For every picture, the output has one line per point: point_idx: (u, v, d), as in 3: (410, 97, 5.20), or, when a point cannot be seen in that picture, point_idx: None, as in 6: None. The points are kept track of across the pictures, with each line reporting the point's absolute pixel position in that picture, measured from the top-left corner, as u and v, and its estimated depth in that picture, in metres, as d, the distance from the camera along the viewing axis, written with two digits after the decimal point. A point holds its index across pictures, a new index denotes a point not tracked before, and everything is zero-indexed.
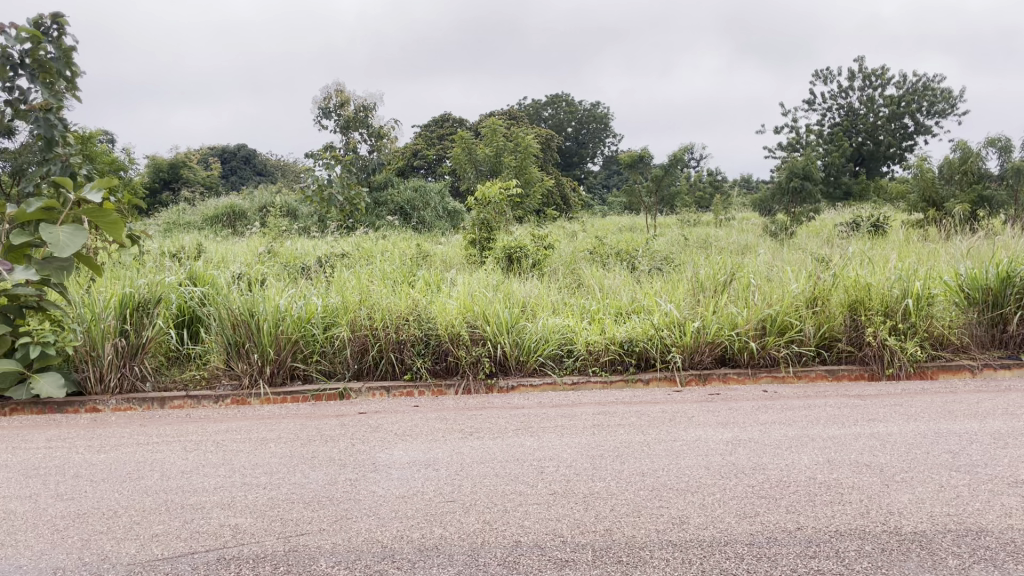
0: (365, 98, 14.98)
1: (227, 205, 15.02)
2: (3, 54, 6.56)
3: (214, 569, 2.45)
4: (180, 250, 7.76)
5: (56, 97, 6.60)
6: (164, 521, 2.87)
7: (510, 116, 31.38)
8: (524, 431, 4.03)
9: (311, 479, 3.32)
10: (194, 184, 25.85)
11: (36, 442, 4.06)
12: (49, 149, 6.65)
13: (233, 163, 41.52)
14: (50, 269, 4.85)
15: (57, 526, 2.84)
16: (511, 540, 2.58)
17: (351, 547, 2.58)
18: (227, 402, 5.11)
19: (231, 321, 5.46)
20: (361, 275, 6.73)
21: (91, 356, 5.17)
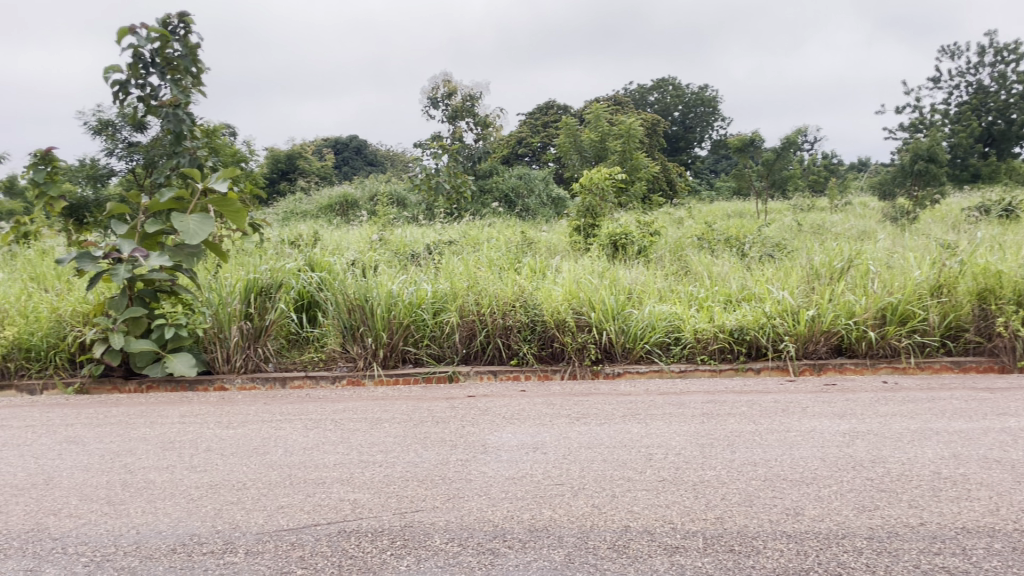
0: (472, 87, 15.12)
1: (341, 194, 15.53)
2: (137, 54, 7.03)
3: (335, 541, 2.57)
4: (298, 237, 8.09)
5: (183, 93, 7.03)
6: (288, 494, 3.03)
7: (616, 102, 31.08)
8: (631, 418, 4.02)
9: (424, 459, 3.42)
10: (310, 174, 26.88)
11: (171, 417, 4.35)
12: (179, 143, 7.12)
13: (346, 154, 42.90)
14: (181, 255, 5.24)
15: (192, 496, 3.04)
16: (620, 525, 2.60)
17: (463, 525, 2.65)
18: (343, 383, 5.31)
19: (347, 306, 5.69)
20: (469, 262, 6.86)
21: (219, 338, 5.51)
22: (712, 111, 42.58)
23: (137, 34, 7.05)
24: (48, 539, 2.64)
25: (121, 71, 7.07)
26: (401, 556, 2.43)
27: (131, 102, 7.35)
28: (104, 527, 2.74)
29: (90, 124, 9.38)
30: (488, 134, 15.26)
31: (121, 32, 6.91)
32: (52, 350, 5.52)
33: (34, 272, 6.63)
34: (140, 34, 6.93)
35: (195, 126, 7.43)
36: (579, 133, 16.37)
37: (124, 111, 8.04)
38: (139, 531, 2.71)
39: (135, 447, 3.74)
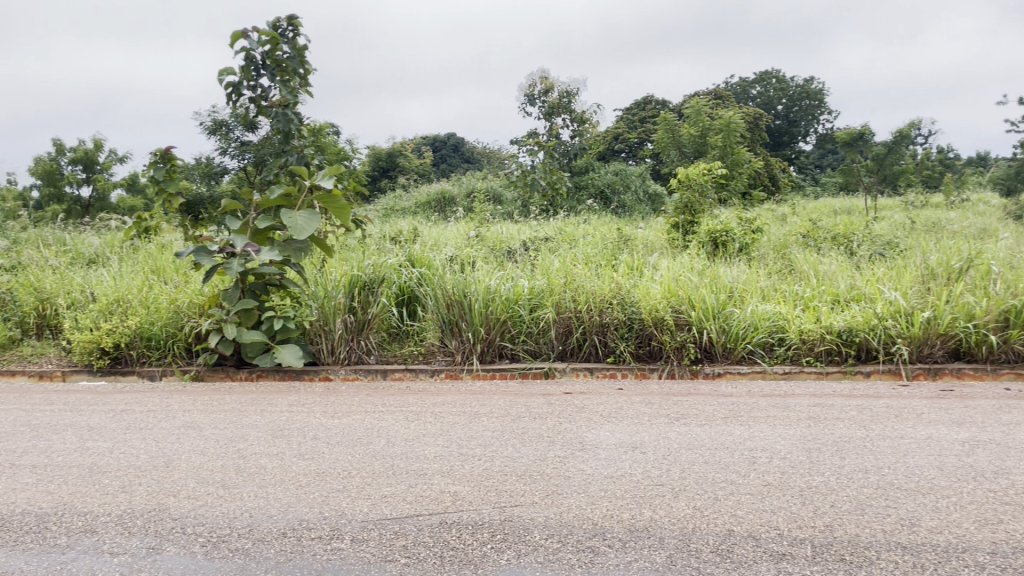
0: (568, 84, 15.08)
1: (439, 192, 15.78)
2: (249, 57, 7.33)
3: (437, 532, 2.61)
4: (398, 234, 8.27)
5: (291, 94, 7.29)
6: (391, 484, 3.10)
7: (717, 96, 30.42)
8: (733, 419, 3.93)
9: (522, 454, 3.44)
10: (409, 171, 27.41)
11: (280, 406, 4.52)
12: (287, 142, 7.39)
13: (444, 152, 43.57)
14: (290, 250, 5.44)
15: (300, 482, 3.15)
16: (724, 528, 2.54)
17: (562, 522, 2.65)
18: (441, 376, 5.41)
19: (446, 301, 5.77)
20: (566, 258, 6.84)
21: (324, 330, 5.70)
22: (817, 104, 41.11)
23: (249, 37, 7.35)
24: (169, 519, 2.79)
25: (234, 73, 7.38)
26: (501, 550, 2.45)
27: (243, 103, 7.66)
28: (220, 509, 2.87)
29: (206, 125, 9.84)
30: (584, 130, 15.35)
31: (235, 36, 7.21)
32: (171, 340, 5.84)
33: (154, 265, 7.01)
34: (252, 37, 7.22)
35: (302, 126, 7.70)
36: (678, 129, 16.11)
37: (237, 112, 8.39)
38: (252, 514, 2.82)
39: (246, 433, 3.90)
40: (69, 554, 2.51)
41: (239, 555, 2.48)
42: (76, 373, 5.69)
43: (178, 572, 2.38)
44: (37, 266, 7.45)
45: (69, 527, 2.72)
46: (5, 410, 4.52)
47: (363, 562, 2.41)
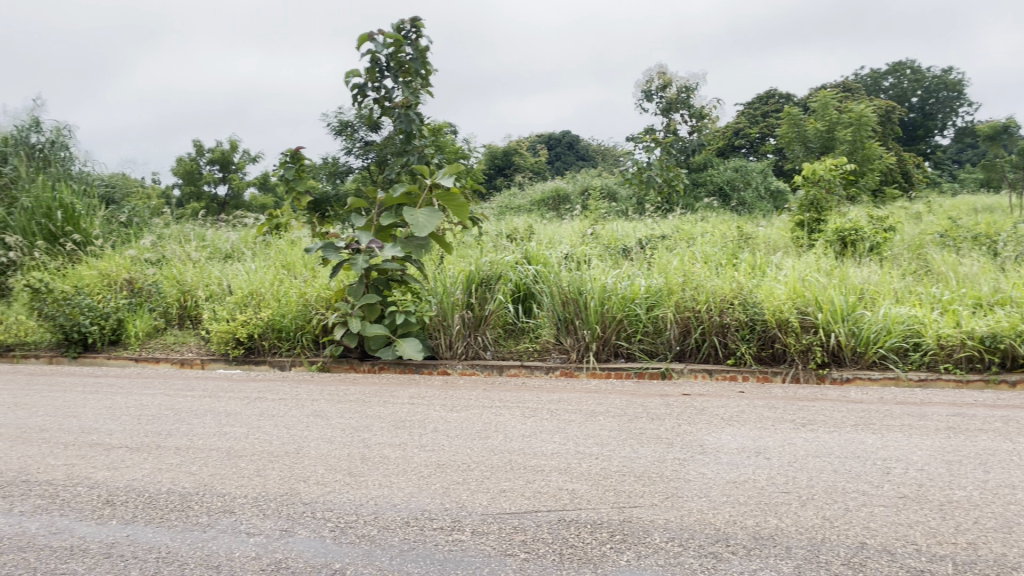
0: (687, 79, 14.79)
1: (554, 189, 15.82)
2: (374, 59, 7.56)
3: (556, 529, 2.62)
4: (514, 231, 8.34)
5: (413, 95, 7.49)
6: (509, 479, 3.12)
7: (845, 89, 29.14)
8: (863, 427, 3.75)
9: (641, 455, 3.40)
10: (525, 169, 27.61)
11: (401, 398, 4.65)
12: (409, 142, 7.58)
13: (559, 149, 43.66)
14: (411, 247, 5.61)
15: (422, 473, 3.23)
16: (855, 540, 2.43)
17: (684, 525, 2.60)
18: (557, 374, 5.43)
19: (562, 298, 5.77)
20: (685, 257, 6.71)
21: (443, 325, 5.84)
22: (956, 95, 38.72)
23: (375, 40, 7.58)
24: (300, 503, 2.92)
25: (360, 75, 7.64)
26: (621, 550, 2.42)
27: (368, 104, 7.92)
28: (347, 496, 2.98)
29: (332, 126, 10.24)
30: (703, 126, 14.87)
31: (361, 39, 7.47)
32: (300, 331, 6.11)
33: (285, 260, 7.35)
34: (378, 40, 7.45)
35: (424, 126, 7.90)
36: (804, 123, 15.54)
37: (362, 113, 8.68)
38: (376, 502, 2.91)
39: (371, 424, 4.03)
40: (210, 533, 2.66)
41: (365, 542, 2.57)
42: (213, 361, 6.05)
43: (309, 555, 2.48)
44: (180, 260, 7.97)
45: (209, 507, 2.89)
46: (152, 394, 4.86)
47: (484, 555, 2.44)
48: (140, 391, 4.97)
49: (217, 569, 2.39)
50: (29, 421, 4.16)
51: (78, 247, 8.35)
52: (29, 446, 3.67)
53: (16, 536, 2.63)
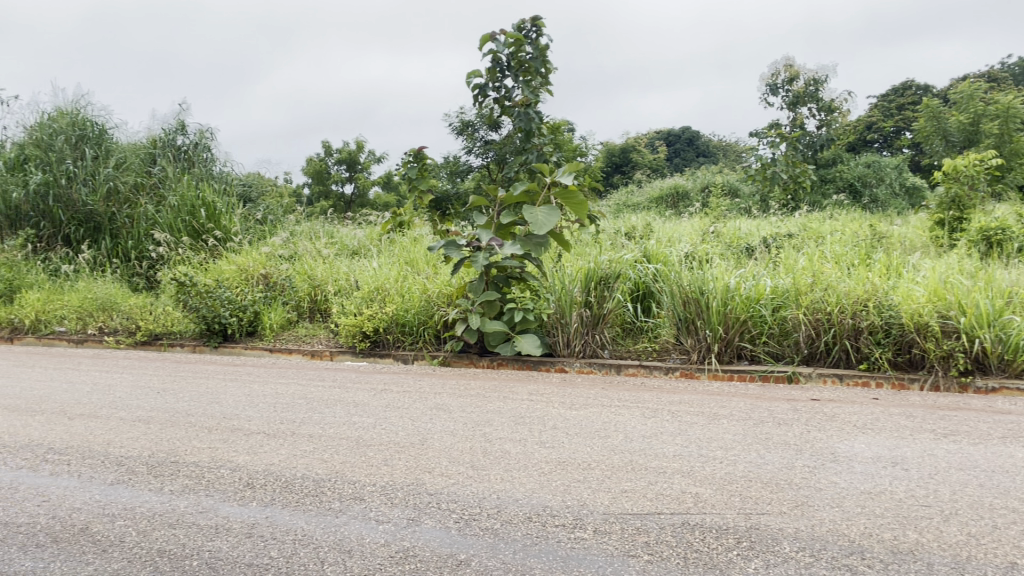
0: (815, 71, 14.22)
1: (674, 186, 15.59)
2: (495, 59, 7.66)
3: (680, 532, 2.58)
4: (633, 229, 8.26)
5: (533, 93, 7.54)
6: (631, 479, 3.10)
7: (991, 79, 27.28)
8: (1013, 440, 3.50)
9: (767, 460, 3.30)
10: (644, 166, 27.32)
11: (521, 394, 4.69)
12: (528, 140, 7.64)
13: (678, 146, 42.95)
14: (530, 245, 5.65)
15: (543, 469, 3.25)
16: (1005, 561, 2.27)
17: (815, 535, 2.51)
18: (676, 374, 5.35)
19: (683, 298, 5.67)
20: (813, 256, 6.46)
21: (561, 323, 5.86)
22: None
23: (497, 40, 7.68)
24: (426, 494, 3.00)
25: (481, 76, 7.76)
26: (748, 557, 2.36)
27: (488, 103, 8.03)
28: (470, 489, 3.04)
29: (454, 125, 10.45)
30: (833, 119, 14.24)
31: (483, 40, 7.58)
32: (422, 326, 6.27)
33: (408, 257, 7.56)
34: (499, 41, 7.54)
35: (543, 124, 7.94)
36: (946, 116, 14.65)
37: (482, 112, 8.82)
38: (499, 496, 2.96)
39: (491, 419, 4.09)
40: (342, 518, 2.77)
41: (489, 535, 2.61)
42: (341, 353, 6.30)
43: (435, 545, 2.54)
44: (311, 255, 8.33)
45: (341, 493, 3.01)
46: (286, 383, 5.11)
47: (606, 554, 2.43)
48: (275, 380, 5.24)
49: (348, 553, 2.49)
50: (178, 405, 4.46)
51: (219, 243, 8.89)
52: (178, 428, 3.93)
53: (168, 512, 2.83)
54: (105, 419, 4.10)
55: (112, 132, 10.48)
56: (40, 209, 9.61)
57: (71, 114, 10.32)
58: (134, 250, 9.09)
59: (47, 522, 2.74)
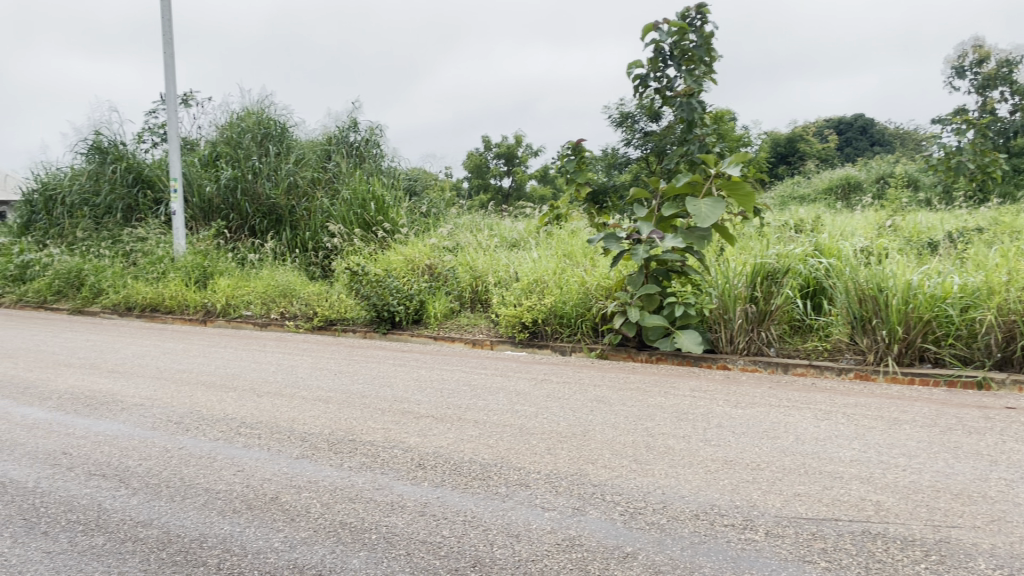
0: (1010, 51, 13.03)
1: (844, 178, 14.82)
2: (658, 48, 7.54)
3: (860, 540, 2.45)
4: (801, 222, 7.89)
5: (696, 83, 7.37)
6: (804, 483, 2.97)
7: None
8: None
9: (957, 471, 3.06)
10: (811, 156, 26.10)
11: (683, 390, 4.61)
12: (690, 132, 7.47)
13: (850, 134, 40.66)
14: (693, 238, 5.54)
15: (710, 467, 3.18)
16: None
17: (1015, 554, 2.31)
18: (849, 376, 5.08)
19: (859, 295, 5.35)
20: (1008, 252, 5.92)
21: (724, 318, 5.70)
22: None
23: (659, 29, 7.54)
24: (590, 484, 3.01)
25: (643, 66, 7.66)
26: (938, 572, 2.21)
27: (648, 93, 7.92)
28: (635, 483, 3.02)
29: (613, 118, 10.38)
30: None
31: (646, 29, 7.48)
32: (580, 318, 6.29)
33: (567, 249, 7.61)
34: (662, 29, 7.41)
35: (706, 114, 7.74)
36: None
37: (643, 104, 8.71)
38: (664, 492, 2.92)
39: (654, 414, 4.04)
40: (509, 503, 2.83)
41: (656, 530, 2.58)
42: (501, 343, 6.44)
43: (600, 535, 2.55)
44: (472, 247, 8.55)
45: (507, 479, 3.08)
46: (451, 370, 5.29)
47: (780, 558, 2.35)
48: (440, 366, 5.44)
49: (516, 538, 2.54)
50: (353, 387, 4.72)
51: (387, 234, 9.31)
52: (354, 408, 4.16)
53: (347, 487, 3.00)
54: (289, 398, 4.40)
55: (292, 130, 11.21)
56: (230, 202, 10.43)
57: (257, 114, 11.13)
58: (311, 241, 9.68)
59: (242, 490, 2.98)
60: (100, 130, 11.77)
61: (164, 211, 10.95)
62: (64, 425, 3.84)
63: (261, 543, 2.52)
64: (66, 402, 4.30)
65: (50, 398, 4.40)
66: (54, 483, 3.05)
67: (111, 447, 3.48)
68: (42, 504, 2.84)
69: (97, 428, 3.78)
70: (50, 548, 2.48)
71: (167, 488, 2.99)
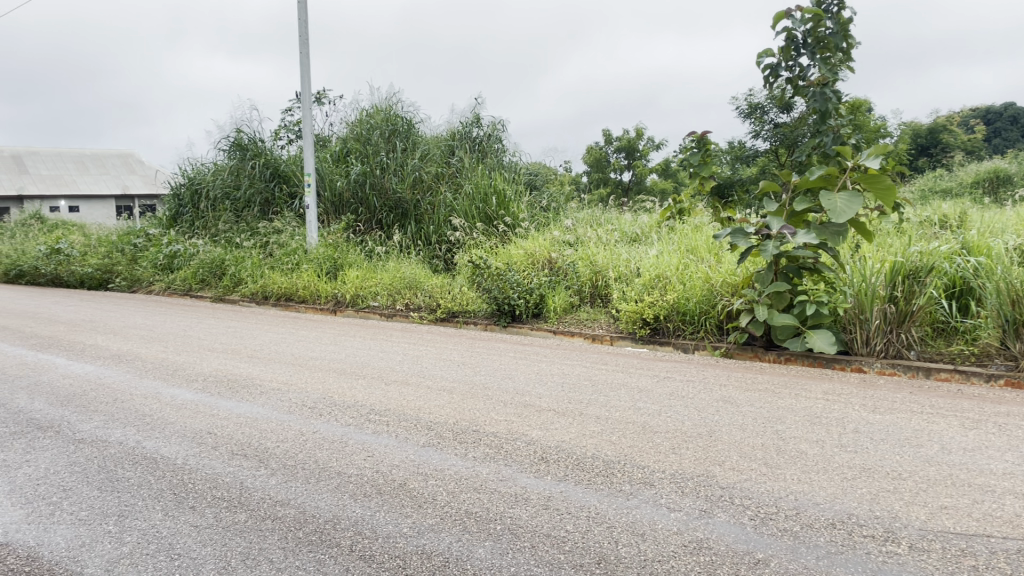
0: None
1: (993, 171, 13.85)
2: (791, 36, 7.24)
3: (1016, 560, 2.27)
4: (945, 219, 7.41)
5: (831, 71, 7.04)
6: (952, 495, 2.79)
7: None
8: None
9: None
10: (955, 148, 24.53)
11: (815, 393, 4.42)
12: (824, 123, 7.12)
13: (998, 124, 37.97)
14: (827, 234, 5.29)
15: (845, 474, 3.03)
16: None
17: None
18: (1000, 383, 4.75)
19: (1012, 297, 4.95)
20: None
21: (860, 319, 5.44)
22: None
23: (793, 17, 7.24)
24: (718, 486, 2.92)
25: (774, 55, 7.38)
26: None
27: (779, 83, 7.62)
28: (766, 487, 2.91)
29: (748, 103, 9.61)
30: None
31: (778, 17, 7.19)
32: (704, 316, 6.13)
33: (691, 244, 7.45)
34: (796, 16, 7.11)
35: (841, 104, 7.37)
36: None
37: (773, 95, 8.41)
38: (797, 498, 2.80)
39: (784, 416, 3.90)
40: (633, 501, 2.79)
41: (788, 536, 2.49)
42: (622, 339, 6.37)
43: (730, 539, 2.47)
44: (593, 241, 8.51)
45: (631, 476, 3.03)
46: (572, 365, 5.28)
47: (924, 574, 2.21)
48: (561, 360, 5.44)
49: (642, 537, 2.50)
50: (476, 378, 4.79)
51: (508, 229, 9.39)
52: (477, 399, 4.22)
53: (472, 477, 3.04)
54: (415, 387, 4.52)
55: (418, 126, 11.49)
56: (359, 196, 10.80)
57: (385, 111, 11.48)
58: (434, 235, 9.90)
59: (372, 475, 3.07)
60: (241, 129, 12.43)
61: (298, 205, 11.47)
62: (209, 406, 4.08)
63: (390, 527, 2.59)
64: (210, 384, 4.57)
65: (196, 380, 4.69)
66: (201, 461, 3.24)
67: (251, 428, 3.67)
68: (190, 480, 3.02)
69: (238, 410, 3.99)
70: (197, 522, 2.63)
71: (303, 469, 3.12)
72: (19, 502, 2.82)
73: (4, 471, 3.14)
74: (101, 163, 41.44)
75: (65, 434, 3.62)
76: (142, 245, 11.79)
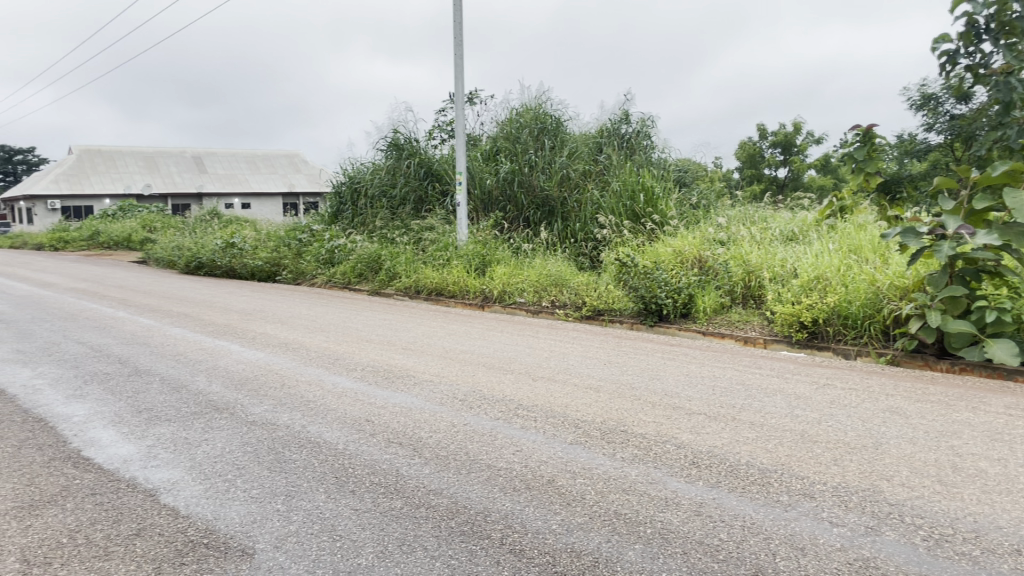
0: None
1: None
2: (971, 21, 6.69)
3: None
4: None
5: (1017, 59, 6.44)
6: None
7: None
8: None
9: None
10: None
11: (995, 407, 4.06)
12: (1008, 114, 6.43)
13: None
14: (1010, 235, 4.85)
15: None
16: None
17: None
18: None
19: None
20: None
21: None
22: None
23: None
24: (885, 503, 2.74)
25: (951, 42, 6.84)
26: None
27: (957, 73, 7.06)
28: (941, 506, 2.70)
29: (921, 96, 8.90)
30: None
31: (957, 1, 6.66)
32: (868, 320, 5.78)
33: (854, 244, 7.05)
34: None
35: None
36: None
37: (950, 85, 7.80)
38: (977, 520, 2.58)
39: (960, 431, 3.60)
40: (791, 513, 2.67)
41: (966, 561, 2.29)
42: (776, 342, 6.11)
43: (899, 560, 2.31)
44: (748, 240, 8.24)
45: (789, 487, 2.90)
46: (724, 367, 5.12)
47: None
48: (712, 363, 5.28)
49: (802, 551, 2.38)
50: (624, 377, 4.74)
51: (657, 227, 9.24)
52: (625, 399, 4.17)
53: (621, 478, 3.00)
54: (563, 384, 4.52)
55: (567, 124, 11.54)
56: (508, 194, 10.96)
57: (535, 109, 11.58)
58: (581, 232, 9.89)
59: (521, 469, 3.10)
60: (398, 129, 12.90)
61: (450, 203, 11.79)
62: (367, 395, 4.26)
63: (540, 523, 2.60)
64: (368, 374, 4.77)
65: (354, 369, 4.91)
66: (359, 447, 3.38)
67: (406, 418, 3.79)
68: (350, 465, 3.16)
69: (394, 400, 4.14)
70: (357, 506, 2.75)
71: (455, 460, 3.19)
72: (199, 478, 3.05)
73: (186, 448, 3.40)
74: (271, 163, 44.29)
75: (238, 416, 3.89)
76: (306, 241, 12.50)
